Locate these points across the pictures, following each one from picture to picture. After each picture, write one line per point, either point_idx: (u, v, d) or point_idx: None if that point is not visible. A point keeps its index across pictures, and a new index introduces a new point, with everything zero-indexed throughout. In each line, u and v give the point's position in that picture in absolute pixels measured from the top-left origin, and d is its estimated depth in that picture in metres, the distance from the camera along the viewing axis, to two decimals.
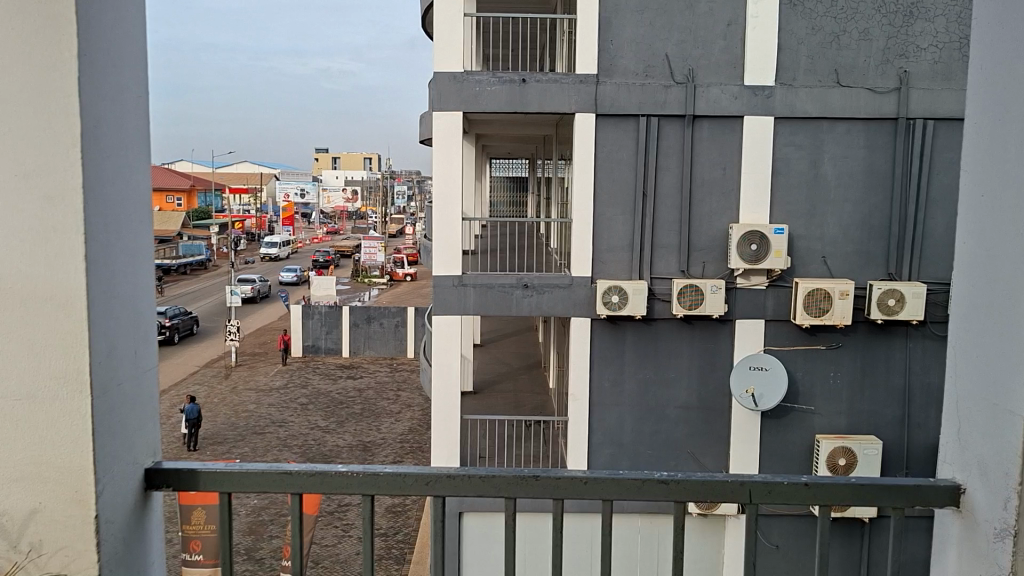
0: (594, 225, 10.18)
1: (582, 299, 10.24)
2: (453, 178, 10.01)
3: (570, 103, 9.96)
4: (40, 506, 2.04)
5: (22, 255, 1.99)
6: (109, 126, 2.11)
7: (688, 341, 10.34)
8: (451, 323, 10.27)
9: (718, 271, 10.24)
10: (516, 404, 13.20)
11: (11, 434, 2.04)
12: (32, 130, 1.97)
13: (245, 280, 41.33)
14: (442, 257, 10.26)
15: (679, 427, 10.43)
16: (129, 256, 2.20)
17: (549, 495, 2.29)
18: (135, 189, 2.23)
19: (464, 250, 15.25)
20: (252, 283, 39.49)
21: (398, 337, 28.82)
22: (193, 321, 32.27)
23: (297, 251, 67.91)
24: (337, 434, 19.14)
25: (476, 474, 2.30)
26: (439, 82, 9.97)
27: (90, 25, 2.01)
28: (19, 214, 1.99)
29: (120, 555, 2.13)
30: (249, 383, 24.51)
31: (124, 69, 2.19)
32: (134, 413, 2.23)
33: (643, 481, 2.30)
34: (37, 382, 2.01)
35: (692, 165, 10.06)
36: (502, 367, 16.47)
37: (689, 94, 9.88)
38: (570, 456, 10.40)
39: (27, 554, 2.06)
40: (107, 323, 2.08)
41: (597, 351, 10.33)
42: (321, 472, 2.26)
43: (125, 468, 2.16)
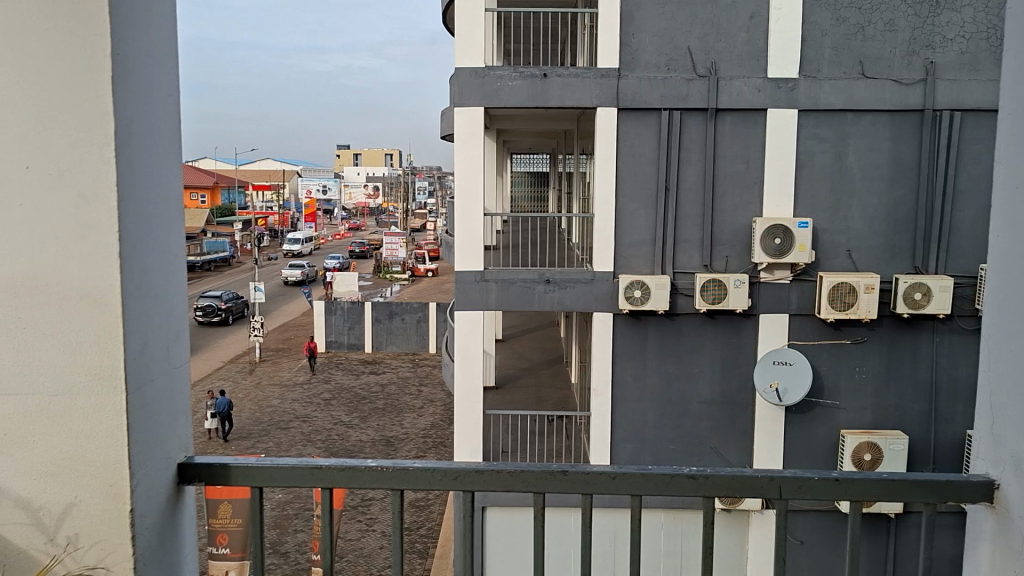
0: (616, 220, 10.16)
1: (604, 294, 10.21)
2: (475, 172, 10.01)
3: (590, 98, 9.94)
4: (77, 500, 1.97)
5: (55, 251, 1.92)
6: (142, 125, 2.03)
7: (711, 337, 10.30)
8: (472, 321, 10.26)
9: (742, 266, 10.19)
10: (538, 399, 13.18)
11: (43, 428, 1.96)
12: (65, 127, 1.89)
13: (294, 269, 44.80)
14: (465, 253, 10.25)
15: (702, 423, 10.40)
16: (160, 254, 2.12)
17: (577, 491, 2.22)
18: (166, 186, 2.15)
19: (486, 245, 15.41)
20: (300, 271, 44.63)
21: (420, 333, 28.90)
22: (241, 306, 34.96)
23: (319, 248, 68.19)
24: (360, 430, 19.24)
25: (505, 470, 2.22)
26: (460, 77, 9.98)
27: (123, 26, 1.94)
28: (52, 208, 1.91)
29: (154, 550, 2.07)
30: (274, 379, 24.71)
31: (155, 69, 2.10)
32: (167, 408, 2.16)
33: (671, 476, 2.23)
34: (74, 376, 1.94)
35: (715, 159, 10.01)
36: (524, 363, 16.42)
37: (711, 87, 9.83)
38: (593, 451, 10.41)
39: (64, 547, 1.99)
40: (141, 319, 2.01)
41: (620, 346, 10.31)
42: (351, 467, 2.19)
43: (158, 462, 2.09)
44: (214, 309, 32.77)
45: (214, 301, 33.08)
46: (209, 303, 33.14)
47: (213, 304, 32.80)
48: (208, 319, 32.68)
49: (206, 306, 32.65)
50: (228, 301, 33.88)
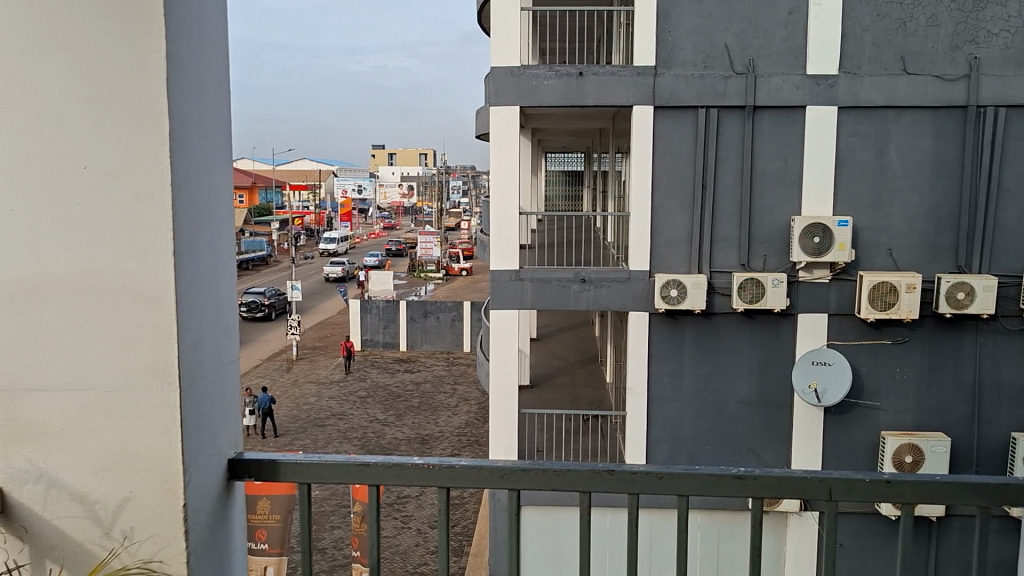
0: (652, 219, 10.11)
1: (639, 293, 10.17)
2: (511, 170, 10.03)
3: (627, 97, 9.90)
4: (132, 495, 2.00)
5: (110, 248, 1.95)
6: (195, 126, 2.05)
7: (748, 336, 10.21)
8: (508, 320, 10.27)
9: (780, 264, 10.09)
10: (573, 398, 13.17)
11: (100, 424, 1.99)
12: (120, 127, 1.91)
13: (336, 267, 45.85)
14: (500, 252, 10.26)
15: (740, 423, 10.31)
16: (212, 254, 2.14)
17: (624, 491, 2.19)
18: (218, 184, 2.17)
19: (521, 244, 15.41)
20: (342, 271, 45.96)
21: (455, 331, 29.02)
22: (279, 305, 35.36)
23: (354, 247, 68.71)
24: (395, 428, 19.35)
25: (552, 469, 2.19)
26: (495, 76, 9.99)
27: (177, 27, 1.96)
28: (109, 206, 1.93)
29: (205, 545, 2.09)
30: (311, 376, 24.95)
31: (206, 70, 2.12)
32: (218, 404, 2.18)
33: (718, 477, 2.18)
34: (129, 372, 1.97)
35: (753, 157, 9.91)
36: (559, 363, 16.39)
37: (749, 85, 9.74)
38: (629, 450, 10.36)
39: (120, 542, 2.01)
40: (193, 316, 2.03)
41: (656, 346, 10.25)
42: (398, 464, 2.20)
43: (210, 458, 2.11)
44: (257, 305, 33.32)
45: (257, 298, 33.62)
46: (252, 299, 33.76)
47: (256, 301, 33.36)
48: (251, 315, 33.18)
49: (250, 303, 33.21)
50: (270, 297, 34.39)
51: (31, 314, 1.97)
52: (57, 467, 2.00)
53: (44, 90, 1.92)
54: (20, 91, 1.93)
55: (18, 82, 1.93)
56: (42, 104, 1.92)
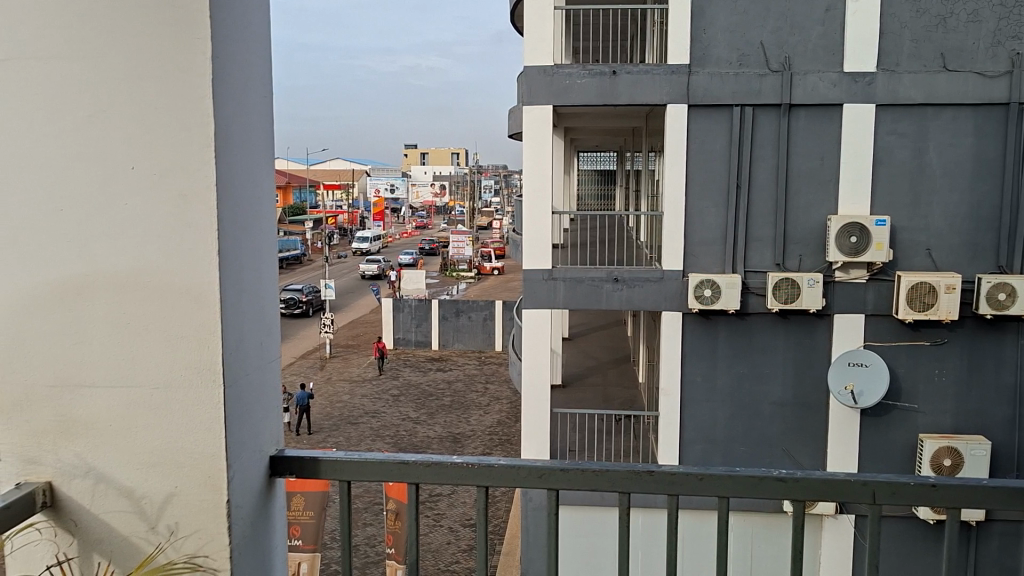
0: (686, 219, 10.04)
1: (673, 293, 10.10)
2: (544, 169, 10.02)
3: (661, 95, 9.84)
4: (177, 490, 2.03)
5: (157, 247, 1.97)
6: (239, 126, 2.07)
7: (783, 337, 10.11)
8: (540, 319, 10.26)
9: (816, 264, 9.97)
10: (605, 398, 13.12)
11: (146, 420, 2.02)
12: (166, 128, 1.94)
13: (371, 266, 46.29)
14: (533, 251, 10.26)
15: (774, 424, 10.21)
16: (255, 254, 2.16)
17: (663, 492, 2.17)
18: (260, 184, 2.19)
19: (554, 243, 15.42)
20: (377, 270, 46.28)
21: (486, 331, 29.08)
22: (314, 303, 35.70)
23: (387, 246, 69.09)
24: (427, 426, 19.44)
25: (591, 468, 2.18)
26: (529, 76, 9.98)
27: (222, 29, 1.99)
28: (155, 206, 1.96)
29: (247, 541, 2.12)
30: (344, 374, 25.15)
31: (251, 72, 2.14)
32: (260, 401, 2.20)
33: (759, 479, 2.15)
34: (174, 370, 1.99)
35: (788, 155, 9.81)
36: (591, 362, 16.37)
37: (785, 82, 9.64)
38: (662, 451, 10.30)
39: (166, 537, 2.04)
40: (237, 314, 2.05)
41: (690, 346, 10.18)
42: (437, 463, 2.21)
43: (252, 455, 2.14)
44: (296, 302, 33.86)
45: (296, 295, 34.21)
46: (291, 295, 34.33)
47: (295, 298, 33.92)
48: (290, 311, 33.76)
49: (289, 300, 33.79)
50: (309, 294, 34.96)
51: (79, 310, 2.01)
52: (105, 461, 2.03)
53: (94, 91, 1.96)
54: (69, 93, 1.96)
55: (68, 83, 1.96)
56: (91, 105, 1.95)
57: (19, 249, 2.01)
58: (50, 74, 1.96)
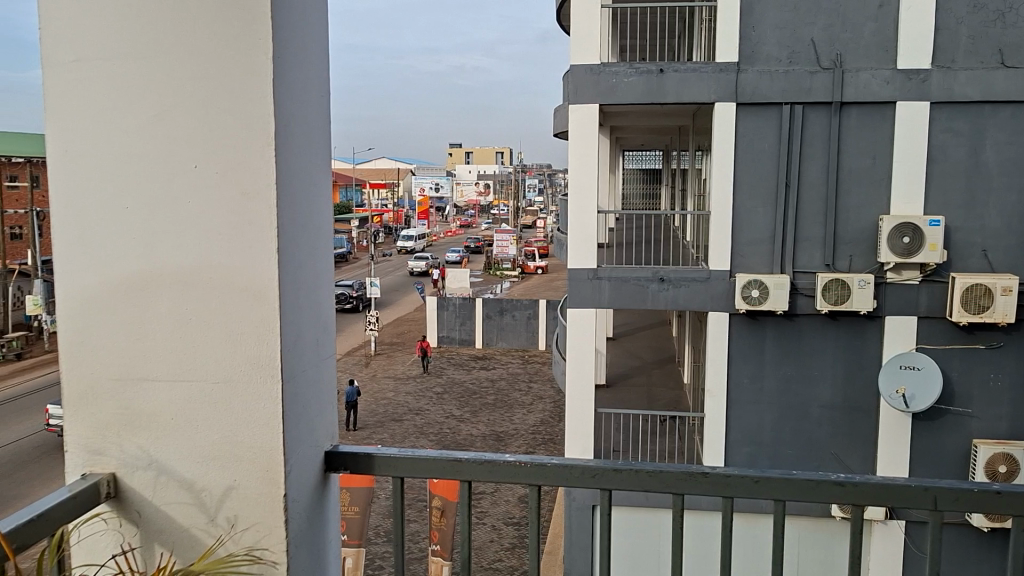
0: (733, 218, 9.93)
1: (720, 293, 9.99)
2: (590, 169, 9.99)
3: (708, 94, 9.74)
4: (236, 484, 2.06)
5: (219, 243, 2.01)
6: (298, 125, 2.10)
7: (833, 338, 9.95)
8: (585, 319, 10.22)
9: (867, 264, 9.79)
10: (650, 398, 13.03)
11: (207, 415, 2.06)
12: (228, 127, 1.97)
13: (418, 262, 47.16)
14: (578, 250, 10.23)
15: (823, 427, 10.06)
16: (313, 250, 2.19)
17: (717, 493, 2.15)
18: (318, 183, 2.21)
19: (599, 242, 15.39)
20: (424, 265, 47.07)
21: (530, 329, 29.04)
22: (359, 300, 36.11)
23: (431, 244, 69.42)
24: (471, 424, 19.52)
25: (644, 469, 2.17)
26: (575, 74, 9.94)
27: (283, 30, 2.01)
28: (217, 204, 2.00)
29: (303, 534, 2.15)
30: (388, 372, 25.38)
31: (309, 72, 2.17)
32: (316, 398, 2.22)
33: (817, 483, 2.12)
34: (233, 365, 2.03)
35: (839, 154, 9.65)
36: (635, 362, 16.30)
37: (836, 80, 9.49)
38: (707, 453, 10.20)
39: (226, 529, 2.07)
40: (295, 311, 2.08)
41: (736, 347, 10.07)
42: (490, 461, 2.21)
43: (308, 450, 2.17)
44: (347, 297, 34.78)
45: (347, 289, 35.17)
46: (342, 291, 35.25)
47: (346, 292, 34.83)
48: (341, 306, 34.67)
49: (340, 294, 34.70)
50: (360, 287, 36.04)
51: (143, 305, 2.05)
52: (166, 454, 2.08)
53: (159, 92, 2.00)
54: (135, 92, 2.01)
55: (135, 84, 2.01)
56: (157, 106, 2.00)
57: (86, 244, 2.06)
58: (117, 75, 2.01)
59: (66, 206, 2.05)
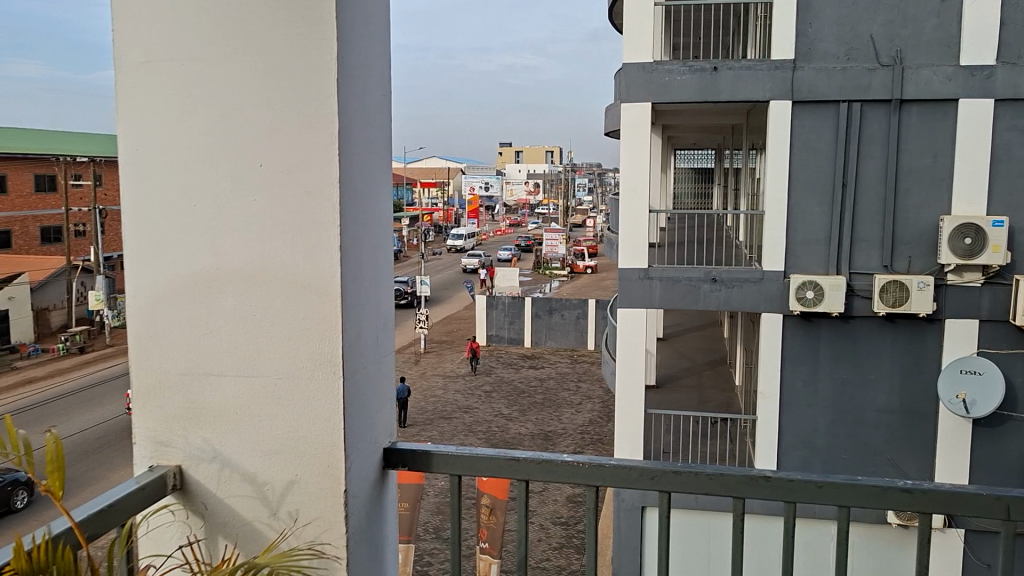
0: (788, 218, 9.76)
1: (774, 294, 9.82)
2: (641, 168, 9.92)
3: (763, 91, 9.59)
4: (297, 478, 2.08)
5: (283, 240, 2.03)
6: (359, 124, 2.11)
7: (890, 341, 9.75)
8: (636, 319, 10.15)
9: (926, 266, 9.57)
10: (701, 400, 12.89)
11: (270, 410, 2.09)
12: (291, 126, 2.00)
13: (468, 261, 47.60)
14: (628, 249, 10.16)
15: (879, 432, 9.85)
16: (373, 247, 2.21)
17: (779, 498, 2.11)
18: (378, 181, 2.22)
19: (650, 242, 15.30)
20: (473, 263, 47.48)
21: (579, 329, 28.92)
22: (410, 299, 36.39)
23: (481, 243, 69.62)
24: (520, 423, 19.55)
25: (704, 472, 2.14)
26: (628, 73, 9.88)
27: (347, 30, 2.03)
28: (280, 202, 2.02)
29: (362, 530, 2.17)
30: (438, 370, 25.54)
31: (371, 72, 2.18)
32: (375, 395, 2.24)
33: (884, 490, 2.06)
34: (295, 360, 2.05)
35: (898, 152, 9.43)
36: (686, 363, 16.16)
37: (896, 77, 9.27)
38: (759, 456, 10.04)
39: (288, 524, 2.10)
40: (356, 309, 2.10)
41: (790, 349, 9.91)
42: (549, 460, 2.20)
43: (367, 446, 2.19)
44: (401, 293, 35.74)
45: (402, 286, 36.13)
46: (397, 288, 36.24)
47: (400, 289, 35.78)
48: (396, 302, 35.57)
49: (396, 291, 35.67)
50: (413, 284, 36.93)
51: (208, 301, 2.09)
52: (230, 447, 2.11)
53: (228, 91, 2.03)
54: (204, 92, 2.04)
55: (204, 83, 2.04)
56: (224, 105, 2.03)
57: (154, 241, 2.10)
58: (186, 74, 2.05)
59: (138, 204, 2.10)
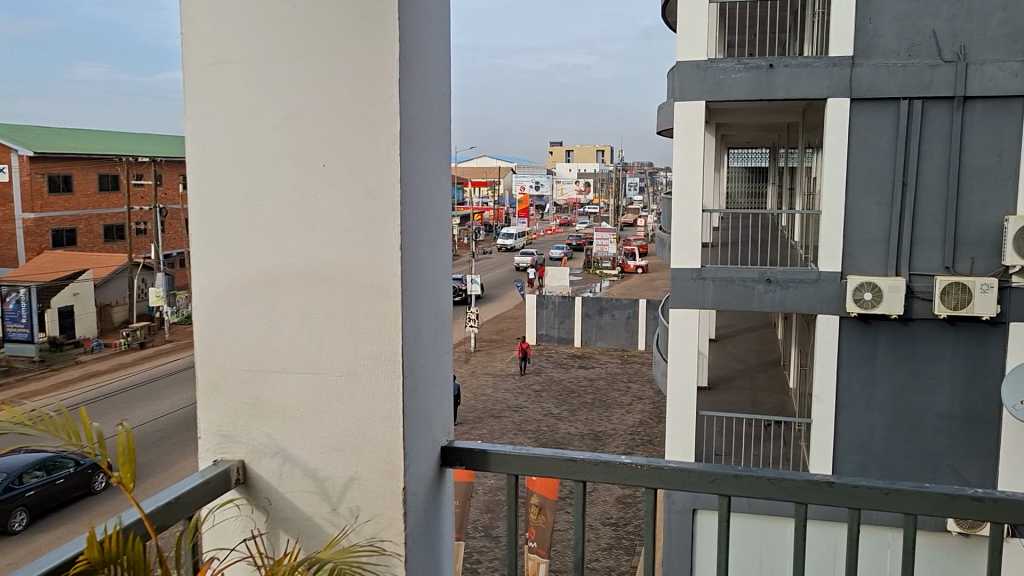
0: (846, 218, 9.57)
1: (830, 295, 9.63)
2: (694, 168, 9.81)
3: (821, 88, 9.43)
4: (358, 475, 2.10)
5: (346, 240, 2.06)
6: (420, 125, 2.12)
7: (951, 345, 9.50)
8: (688, 319, 10.03)
9: (990, 267, 9.29)
10: (753, 402, 12.72)
11: (330, 408, 2.11)
12: (354, 127, 2.02)
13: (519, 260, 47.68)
14: (681, 249, 10.05)
15: (939, 437, 9.61)
16: (432, 247, 2.22)
17: (844, 504, 2.06)
18: (437, 180, 2.23)
19: (703, 242, 15.14)
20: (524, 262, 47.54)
21: (629, 329, 28.78)
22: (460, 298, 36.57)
23: (531, 242, 69.62)
24: (569, 423, 19.51)
25: (765, 476, 2.10)
26: (681, 72, 9.78)
27: (408, 32, 2.04)
28: (341, 201, 2.05)
29: (420, 528, 2.18)
30: (488, 369, 25.61)
31: (431, 73, 2.19)
32: (433, 393, 2.25)
33: (953, 498, 2.01)
34: (356, 359, 2.07)
35: (961, 150, 9.18)
36: (738, 365, 15.96)
37: (959, 73, 9.02)
38: (814, 459, 9.87)
39: (349, 521, 2.13)
40: (415, 308, 2.11)
41: (846, 351, 9.70)
42: (606, 461, 2.19)
43: (426, 444, 2.20)
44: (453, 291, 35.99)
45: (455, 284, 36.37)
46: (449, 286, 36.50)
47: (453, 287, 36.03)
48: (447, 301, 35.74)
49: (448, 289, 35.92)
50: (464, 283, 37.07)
51: (271, 300, 2.13)
52: (292, 442, 2.14)
53: (293, 93, 2.06)
54: (269, 93, 2.08)
55: (270, 84, 2.08)
56: (288, 106, 2.06)
57: (220, 240, 2.14)
58: (252, 75, 2.09)
59: (204, 203, 2.14)
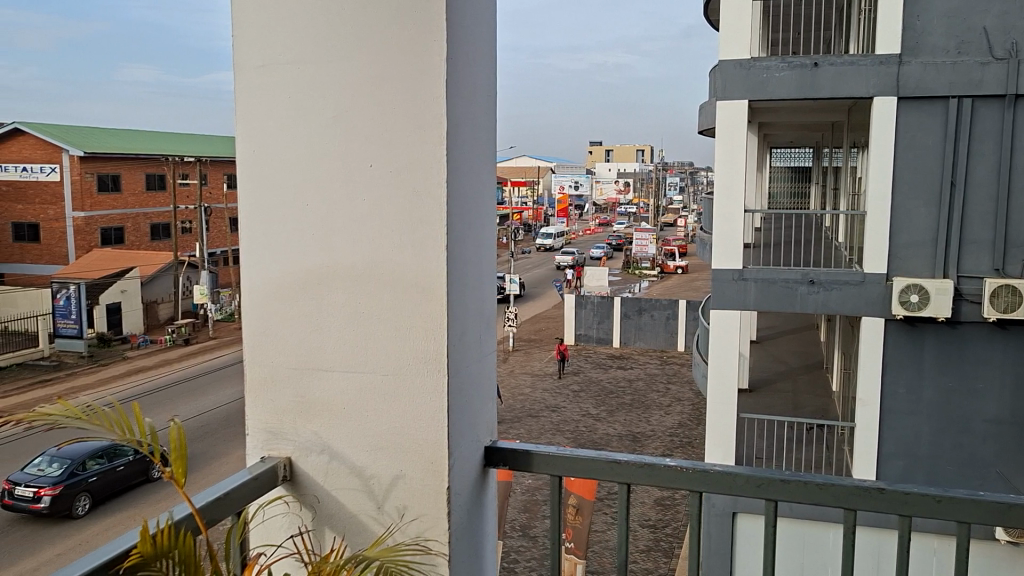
0: (892, 218, 9.39)
1: (876, 297, 9.46)
2: (736, 167, 9.71)
3: (867, 87, 9.27)
4: (403, 473, 2.11)
5: (392, 239, 2.07)
6: (466, 124, 2.13)
7: (1000, 349, 9.30)
8: (729, 320, 9.93)
9: None
10: (795, 405, 12.56)
11: (375, 406, 2.12)
12: (400, 126, 2.03)
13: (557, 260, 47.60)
14: (722, 250, 9.95)
15: (987, 443, 9.41)
16: (478, 247, 2.23)
17: (894, 511, 2.03)
18: (483, 181, 2.24)
19: (744, 243, 14.99)
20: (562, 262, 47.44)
21: (668, 330, 28.59)
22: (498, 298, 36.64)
23: (569, 242, 69.47)
24: (607, 424, 19.44)
25: (814, 481, 2.07)
26: (724, 71, 9.68)
27: (454, 33, 2.05)
28: (388, 200, 2.06)
29: (464, 527, 2.18)
30: (526, 368, 25.62)
31: (477, 73, 2.20)
32: (478, 393, 2.26)
33: (1009, 507, 1.96)
34: (401, 358, 2.08)
35: (1012, 149, 8.97)
36: (780, 367, 15.78)
37: (1011, 70, 8.82)
38: (858, 464, 9.71)
39: (394, 519, 2.13)
40: (460, 307, 2.12)
41: (892, 354, 9.52)
42: (650, 464, 2.18)
43: (470, 443, 2.20)
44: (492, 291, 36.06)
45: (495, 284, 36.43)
46: None
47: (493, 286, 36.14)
48: None
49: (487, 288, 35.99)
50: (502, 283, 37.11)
51: (317, 299, 2.15)
52: (337, 441, 2.16)
53: (341, 93, 2.08)
54: (317, 93, 2.10)
55: (318, 84, 2.10)
56: (336, 108, 2.08)
57: (268, 239, 2.17)
58: (301, 76, 2.11)
59: (252, 203, 2.17)
